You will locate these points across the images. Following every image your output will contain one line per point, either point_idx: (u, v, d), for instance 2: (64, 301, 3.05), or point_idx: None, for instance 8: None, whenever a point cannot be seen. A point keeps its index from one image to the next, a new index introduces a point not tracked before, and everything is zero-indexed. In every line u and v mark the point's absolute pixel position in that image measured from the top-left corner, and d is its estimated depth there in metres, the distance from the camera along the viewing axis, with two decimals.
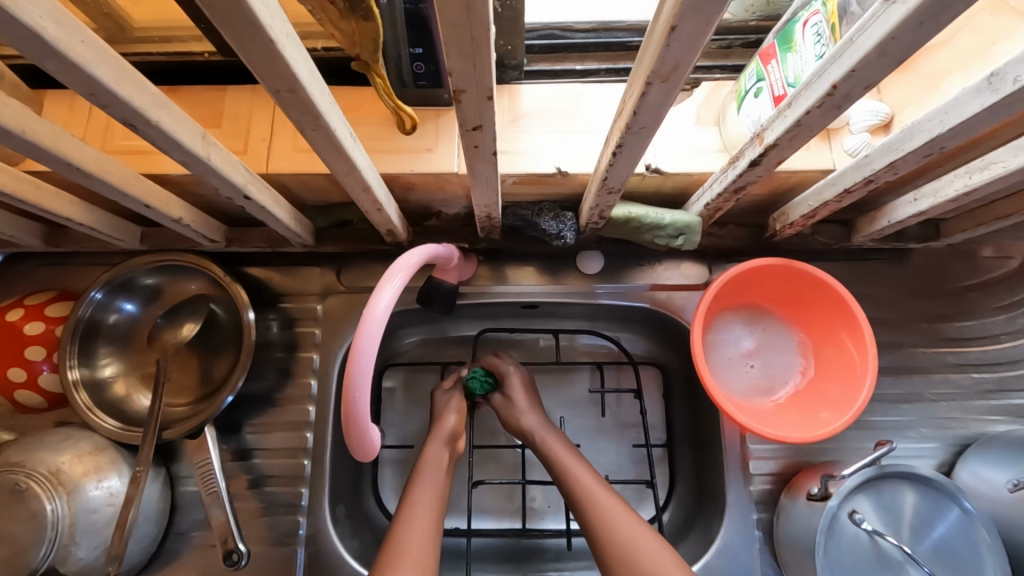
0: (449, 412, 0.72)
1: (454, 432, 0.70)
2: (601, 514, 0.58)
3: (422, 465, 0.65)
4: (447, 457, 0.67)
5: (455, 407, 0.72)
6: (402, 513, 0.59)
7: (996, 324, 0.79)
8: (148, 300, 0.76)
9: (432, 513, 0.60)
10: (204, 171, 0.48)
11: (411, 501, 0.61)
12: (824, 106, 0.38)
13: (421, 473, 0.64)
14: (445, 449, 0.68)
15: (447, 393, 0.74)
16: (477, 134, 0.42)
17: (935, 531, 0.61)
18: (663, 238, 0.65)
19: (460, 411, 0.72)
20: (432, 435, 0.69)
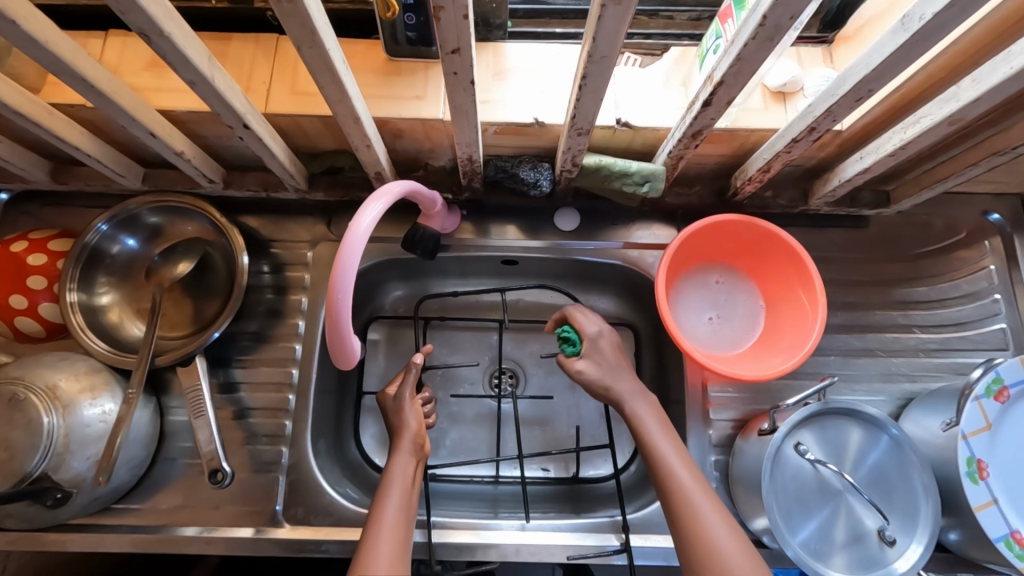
0: (407, 415, 0.71)
1: (416, 437, 0.69)
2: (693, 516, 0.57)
3: (389, 477, 0.64)
4: (413, 467, 0.66)
5: (413, 412, 0.71)
6: (373, 526, 0.60)
7: (942, 290, 0.85)
8: (149, 238, 0.80)
9: (404, 532, 0.60)
10: (207, 92, 0.53)
11: (382, 507, 0.61)
12: (759, 37, 0.43)
13: (386, 489, 0.63)
14: (410, 459, 0.67)
15: (395, 399, 0.73)
16: (456, 59, 0.47)
17: (873, 462, 0.66)
18: (631, 184, 0.71)
19: (419, 415, 0.72)
20: (398, 444, 0.68)
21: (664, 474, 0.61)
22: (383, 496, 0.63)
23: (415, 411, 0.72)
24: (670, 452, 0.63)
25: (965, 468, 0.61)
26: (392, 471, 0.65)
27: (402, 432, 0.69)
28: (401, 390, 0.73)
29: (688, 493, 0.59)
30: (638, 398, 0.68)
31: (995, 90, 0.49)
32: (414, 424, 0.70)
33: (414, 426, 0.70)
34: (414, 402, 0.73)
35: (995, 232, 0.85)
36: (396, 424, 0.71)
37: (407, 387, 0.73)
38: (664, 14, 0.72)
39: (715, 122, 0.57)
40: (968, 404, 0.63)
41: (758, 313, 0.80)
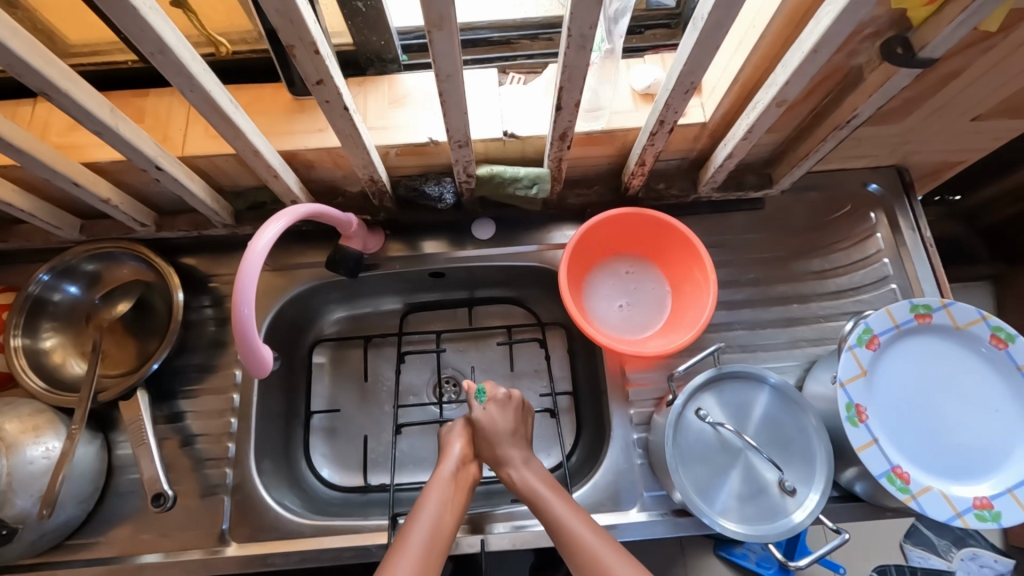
0: (453, 443, 0.78)
1: (460, 463, 0.76)
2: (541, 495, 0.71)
3: (423, 507, 0.69)
4: (452, 496, 0.72)
5: (459, 435, 0.78)
6: (401, 548, 0.65)
7: (836, 259, 0.92)
8: (89, 284, 0.85)
9: (432, 541, 0.66)
10: (114, 140, 0.60)
11: (412, 533, 0.66)
12: (572, 46, 0.51)
13: (418, 514, 0.68)
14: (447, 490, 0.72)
15: (449, 426, 0.81)
16: (323, 88, 0.54)
17: (772, 420, 0.71)
18: (522, 188, 0.78)
19: (465, 439, 0.78)
20: (437, 474, 0.74)
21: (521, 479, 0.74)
22: (414, 522, 0.68)
23: (463, 441, 0.78)
24: (518, 457, 0.76)
25: (845, 413, 0.66)
26: (427, 501, 0.70)
27: (447, 458, 0.76)
28: (452, 422, 0.82)
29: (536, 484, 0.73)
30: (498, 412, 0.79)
31: (798, 72, 0.57)
32: (460, 446, 0.77)
33: (458, 456, 0.76)
34: (463, 429, 0.80)
35: (877, 203, 0.92)
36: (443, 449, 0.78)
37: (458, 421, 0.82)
38: (543, 36, 0.81)
39: (574, 124, 0.64)
40: (843, 354, 0.68)
41: (666, 297, 0.86)
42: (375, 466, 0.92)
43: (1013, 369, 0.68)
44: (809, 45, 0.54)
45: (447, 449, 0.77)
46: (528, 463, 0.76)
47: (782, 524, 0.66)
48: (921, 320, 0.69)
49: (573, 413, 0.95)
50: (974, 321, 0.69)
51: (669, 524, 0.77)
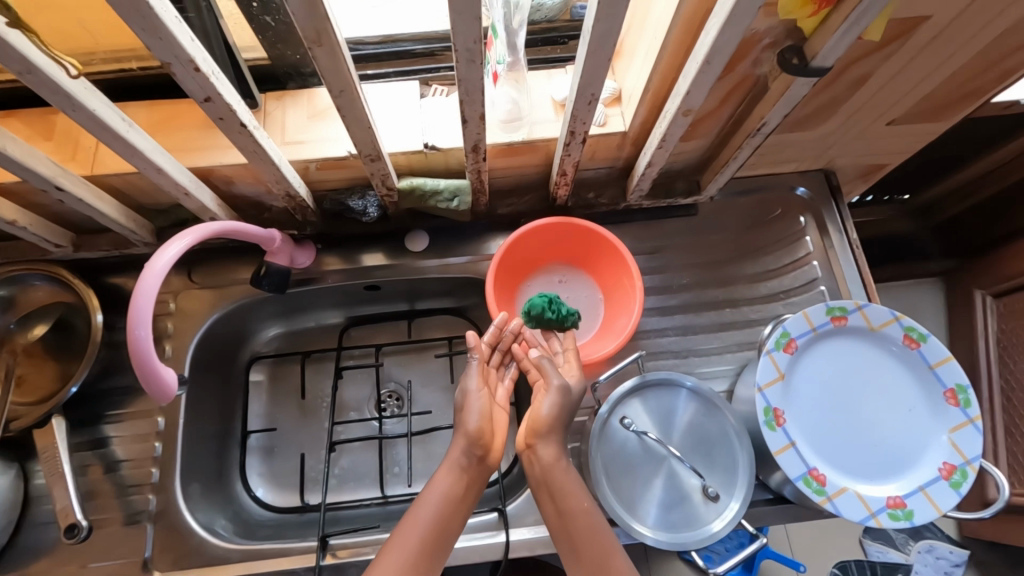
0: (469, 412, 0.68)
1: (473, 440, 0.66)
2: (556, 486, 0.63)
3: (428, 493, 0.63)
4: (460, 485, 0.64)
5: (478, 401, 0.68)
6: (395, 541, 0.60)
7: (768, 262, 0.93)
8: (1, 309, 0.80)
9: (433, 534, 0.61)
10: (5, 162, 0.58)
11: (410, 525, 0.61)
12: (462, 60, 0.51)
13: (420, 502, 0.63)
14: (454, 478, 0.64)
15: (474, 386, 0.70)
16: (213, 105, 0.53)
17: (697, 426, 0.71)
18: (444, 201, 0.78)
19: (484, 412, 0.68)
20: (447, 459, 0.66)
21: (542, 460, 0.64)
22: (414, 512, 0.62)
23: (484, 405, 0.69)
24: (546, 436, 0.65)
25: (763, 417, 0.67)
26: (432, 487, 0.63)
27: (462, 435, 0.66)
28: (472, 376, 0.71)
29: (556, 470, 0.63)
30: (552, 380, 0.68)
31: (696, 82, 0.58)
32: (475, 420, 0.67)
33: (472, 429, 0.66)
34: (479, 392, 0.70)
35: (805, 206, 0.94)
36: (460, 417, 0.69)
37: (473, 377, 0.71)
38: None
39: (485, 136, 0.64)
40: (761, 359, 0.69)
41: (598, 304, 0.87)
42: (312, 485, 0.90)
43: (925, 367, 0.69)
44: (701, 56, 0.55)
45: (461, 420, 0.68)
46: (562, 445, 0.65)
47: (703, 531, 0.66)
48: (837, 323, 0.70)
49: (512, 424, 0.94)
50: (888, 322, 0.70)
51: None
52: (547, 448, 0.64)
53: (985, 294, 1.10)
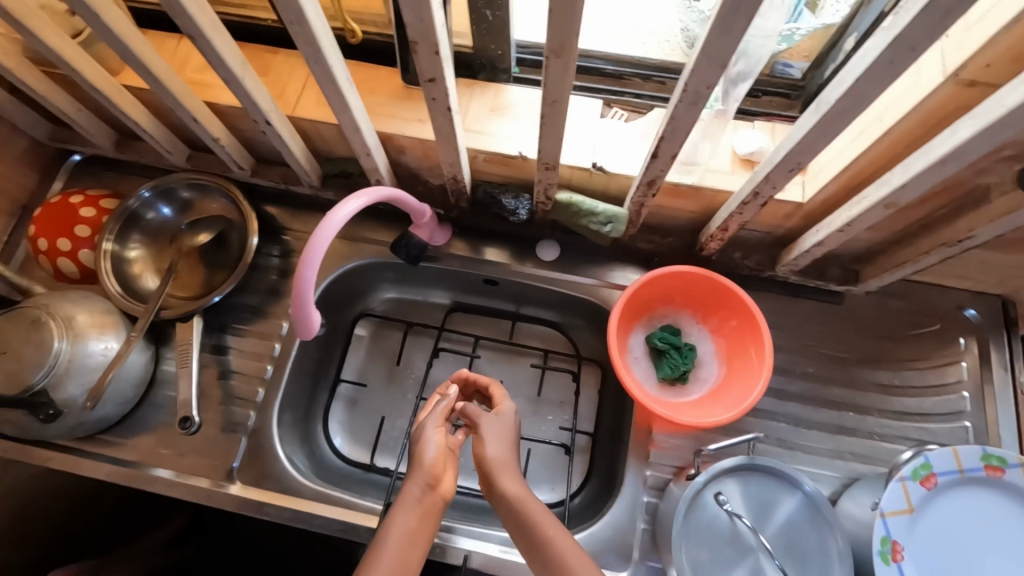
0: (427, 446, 0.70)
1: (430, 473, 0.68)
2: (524, 508, 0.65)
3: (388, 524, 0.64)
4: (420, 511, 0.65)
5: (434, 439, 0.71)
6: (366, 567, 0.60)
7: (910, 378, 0.85)
8: (181, 209, 0.92)
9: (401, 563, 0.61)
10: (238, 90, 0.64)
11: (377, 555, 0.61)
12: (685, 101, 0.50)
13: (384, 529, 0.63)
14: (416, 498, 0.66)
15: (424, 425, 0.74)
16: (433, 86, 0.56)
17: (796, 528, 0.66)
18: (596, 223, 0.77)
19: (441, 444, 0.71)
20: (404, 489, 0.67)
21: (501, 493, 0.67)
22: (379, 545, 0.62)
23: (440, 434, 0.72)
24: (504, 475, 0.68)
25: (878, 546, 0.61)
26: (394, 518, 0.64)
27: (421, 463, 0.69)
28: (428, 417, 0.75)
29: (523, 498, 0.66)
30: (491, 421, 0.73)
31: (919, 178, 0.53)
32: (433, 454, 0.70)
33: (432, 462, 0.69)
34: (440, 429, 0.73)
35: (970, 330, 0.85)
36: (417, 454, 0.71)
37: (434, 417, 0.74)
38: (655, 79, 0.80)
39: (666, 174, 0.63)
40: (891, 483, 0.63)
41: (712, 366, 0.83)
42: (383, 448, 0.94)
43: None
44: (938, 154, 0.50)
45: (421, 456, 0.70)
46: (518, 476, 0.69)
47: None
48: (990, 473, 0.63)
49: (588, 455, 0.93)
50: None
51: None
52: (504, 479, 0.68)
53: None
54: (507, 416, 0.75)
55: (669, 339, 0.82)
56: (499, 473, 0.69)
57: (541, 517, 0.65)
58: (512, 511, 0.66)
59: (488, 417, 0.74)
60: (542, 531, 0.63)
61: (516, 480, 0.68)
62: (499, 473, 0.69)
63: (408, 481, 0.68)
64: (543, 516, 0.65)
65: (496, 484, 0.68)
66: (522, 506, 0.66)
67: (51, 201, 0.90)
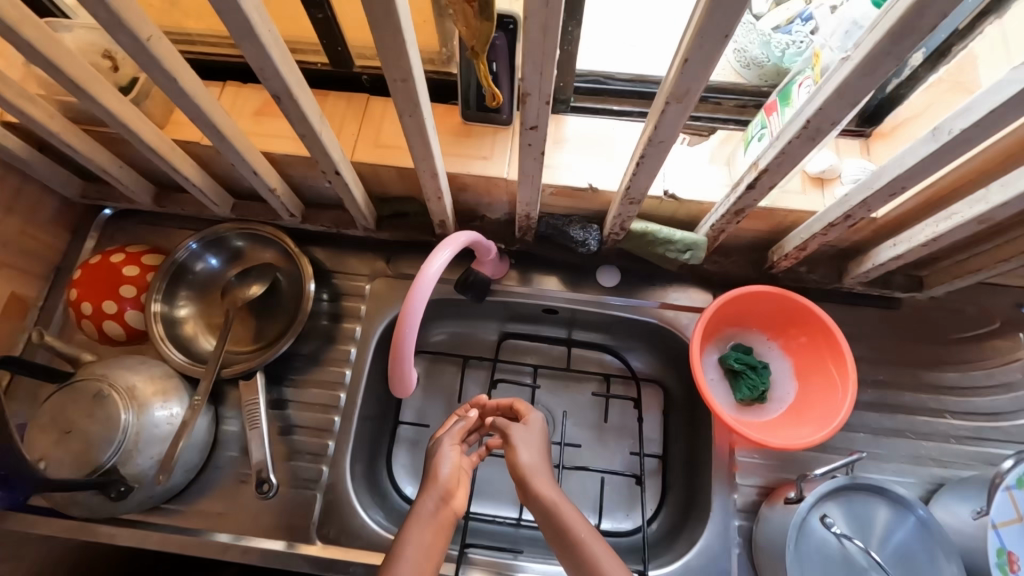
0: (443, 462, 0.68)
1: (445, 487, 0.65)
2: (559, 513, 0.63)
3: (403, 539, 0.60)
4: (434, 525, 0.61)
5: (451, 454, 0.69)
6: None
7: (976, 378, 0.86)
8: (229, 260, 0.89)
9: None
10: (313, 143, 0.62)
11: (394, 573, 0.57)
12: (801, 137, 0.50)
13: (401, 544, 0.59)
14: (433, 512, 0.62)
15: (442, 439, 0.72)
16: (533, 133, 0.55)
17: (905, 545, 0.66)
18: (674, 251, 0.77)
19: (458, 459, 0.69)
20: (418, 503, 0.63)
21: (534, 501, 0.65)
22: (396, 562, 0.58)
23: (457, 450, 0.70)
24: (537, 482, 0.66)
25: (994, 558, 0.61)
26: (409, 533, 0.60)
27: (438, 475, 0.66)
28: (447, 434, 0.72)
29: (554, 503, 0.64)
30: (523, 434, 0.71)
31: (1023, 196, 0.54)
32: (448, 469, 0.67)
33: (448, 475, 0.66)
34: (454, 448, 0.70)
35: None
36: (432, 468, 0.68)
37: (451, 436, 0.72)
38: (711, 100, 0.78)
39: (758, 202, 0.63)
40: (998, 494, 0.63)
41: (788, 382, 0.82)
42: None
43: None
44: None
45: (433, 473, 0.67)
46: (550, 480, 0.67)
47: None
48: None
49: (660, 478, 0.92)
50: None
51: None
52: (535, 486, 0.66)
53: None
54: (536, 426, 0.73)
55: (744, 359, 0.82)
56: (531, 481, 0.66)
57: (577, 523, 0.62)
58: (544, 518, 0.63)
59: (514, 428, 0.72)
60: (577, 537, 0.61)
61: (551, 486, 0.66)
62: (532, 481, 0.66)
63: (421, 496, 0.64)
64: (577, 522, 0.62)
65: (529, 492, 0.66)
66: (554, 511, 0.63)
67: (90, 262, 0.86)
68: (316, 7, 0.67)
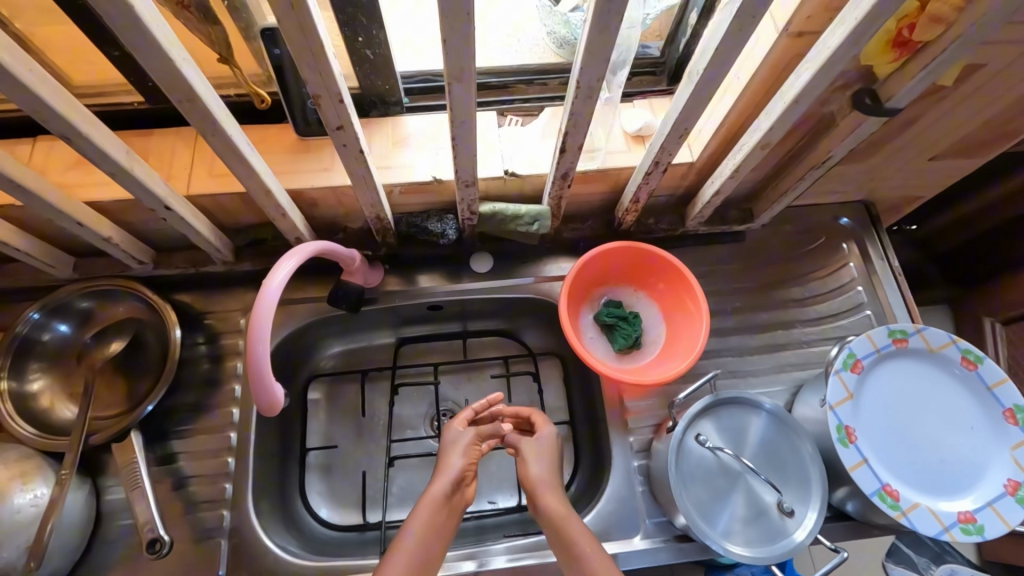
0: (453, 459, 0.75)
1: (453, 480, 0.73)
2: (561, 522, 0.68)
3: (410, 524, 0.67)
4: (442, 520, 0.69)
5: (461, 452, 0.76)
6: (395, 548, 0.65)
7: (815, 287, 0.97)
8: (81, 323, 0.83)
9: (423, 556, 0.65)
10: (127, 181, 0.61)
11: (403, 535, 0.66)
12: (580, 96, 0.55)
13: (405, 533, 0.66)
14: (439, 506, 0.69)
15: (456, 434, 0.78)
16: (342, 133, 0.57)
17: (771, 445, 0.74)
18: (523, 225, 0.82)
19: (467, 458, 0.76)
20: (425, 497, 0.70)
21: (542, 506, 0.71)
22: (400, 540, 0.66)
23: (466, 452, 0.76)
24: (545, 491, 0.72)
25: (836, 434, 0.70)
26: (416, 519, 0.67)
27: (447, 467, 0.74)
28: (462, 429, 0.79)
29: (562, 515, 0.69)
30: (535, 445, 0.77)
31: (781, 119, 0.63)
32: (462, 463, 0.75)
33: (456, 469, 0.74)
34: (470, 448, 0.77)
35: (848, 235, 0.99)
36: (442, 459, 0.76)
37: (467, 433, 0.78)
38: (538, 81, 0.84)
39: (576, 165, 0.68)
40: (830, 378, 0.72)
41: (658, 324, 0.89)
42: (371, 502, 0.91)
43: (984, 388, 0.73)
44: (791, 96, 0.60)
45: (445, 464, 0.75)
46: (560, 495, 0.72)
47: (784, 545, 0.68)
48: (898, 345, 0.75)
49: (569, 442, 0.96)
50: (946, 344, 0.74)
51: (673, 550, 0.78)
52: (542, 493, 0.72)
53: (995, 323, 1.10)
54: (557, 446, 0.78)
55: (617, 312, 0.87)
56: (540, 487, 0.72)
57: (579, 537, 0.66)
58: (549, 523, 0.69)
59: (530, 440, 0.78)
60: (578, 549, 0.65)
61: (557, 497, 0.71)
62: (541, 487, 0.72)
63: (431, 485, 0.72)
64: (581, 534, 0.66)
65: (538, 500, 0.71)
66: (558, 520, 0.68)
67: None
68: (109, 45, 0.65)
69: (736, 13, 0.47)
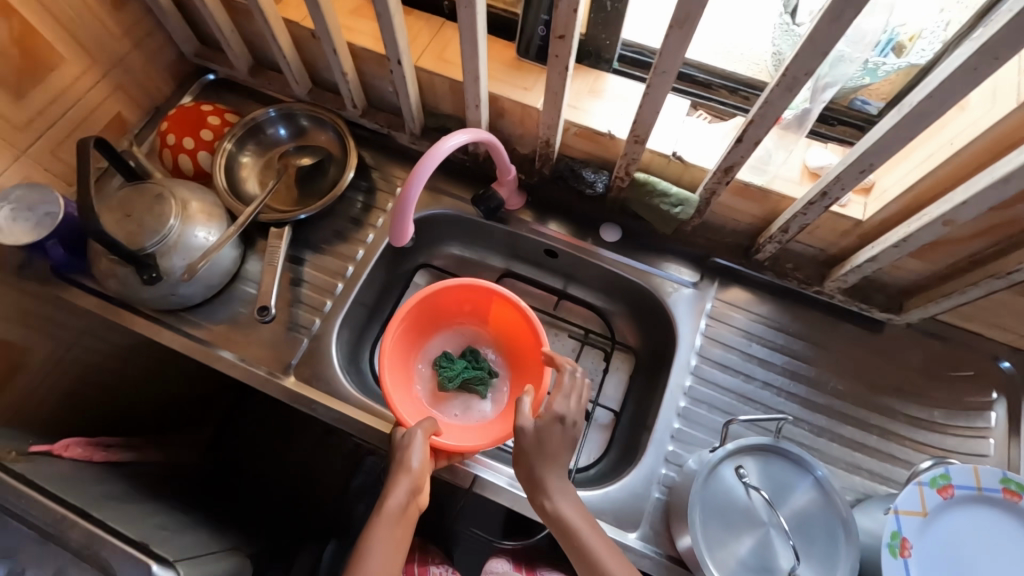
0: (412, 457, 0.73)
1: (413, 488, 0.71)
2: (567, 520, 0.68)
3: (372, 536, 0.67)
4: (400, 532, 0.69)
5: (419, 449, 0.74)
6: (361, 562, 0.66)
7: (936, 414, 0.87)
8: (293, 134, 1.02)
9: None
10: (386, 26, 0.74)
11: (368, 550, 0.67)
12: (781, 85, 0.58)
13: (371, 540, 0.67)
14: (405, 513, 0.70)
15: (406, 436, 0.75)
16: (561, 43, 0.65)
17: (811, 516, 0.69)
18: (667, 205, 0.87)
19: (423, 456, 0.74)
20: (384, 509, 0.69)
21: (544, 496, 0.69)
22: (365, 554, 0.66)
23: (421, 446, 0.74)
24: (550, 479, 0.70)
25: (887, 538, 0.64)
26: (377, 538, 0.67)
27: (409, 472, 0.72)
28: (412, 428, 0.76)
29: (563, 510, 0.69)
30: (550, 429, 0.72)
31: (981, 195, 0.59)
32: (418, 463, 0.73)
33: (416, 473, 0.72)
34: (426, 440, 0.75)
35: (1003, 382, 0.87)
36: (400, 460, 0.74)
37: (418, 429, 0.75)
38: (742, 93, 0.87)
39: (744, 161, 0.71)
40: (909, 485, 0.66)
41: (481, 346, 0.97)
42: None
43: None
44: (1002, 172, 0.56)
45: (406, 468, 0.72)
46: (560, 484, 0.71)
47: None
48: (1008, 496, 0.65)
49: (606, 430, 0.96)
50: None
51: (661, 564, 0.77)
52: (546, 480, 0.70)
53: None
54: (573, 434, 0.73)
55: (449, 371, 0.91)
56: (540, 479, 0.70)
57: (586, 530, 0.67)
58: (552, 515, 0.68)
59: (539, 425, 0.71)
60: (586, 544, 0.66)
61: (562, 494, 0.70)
62: (542, 477, 0.70)
63: (391, 493, 0.70)
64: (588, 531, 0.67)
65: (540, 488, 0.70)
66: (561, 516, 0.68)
67: (185, 105, 1.01)
68: None
69: (979, 48, 0.46)
